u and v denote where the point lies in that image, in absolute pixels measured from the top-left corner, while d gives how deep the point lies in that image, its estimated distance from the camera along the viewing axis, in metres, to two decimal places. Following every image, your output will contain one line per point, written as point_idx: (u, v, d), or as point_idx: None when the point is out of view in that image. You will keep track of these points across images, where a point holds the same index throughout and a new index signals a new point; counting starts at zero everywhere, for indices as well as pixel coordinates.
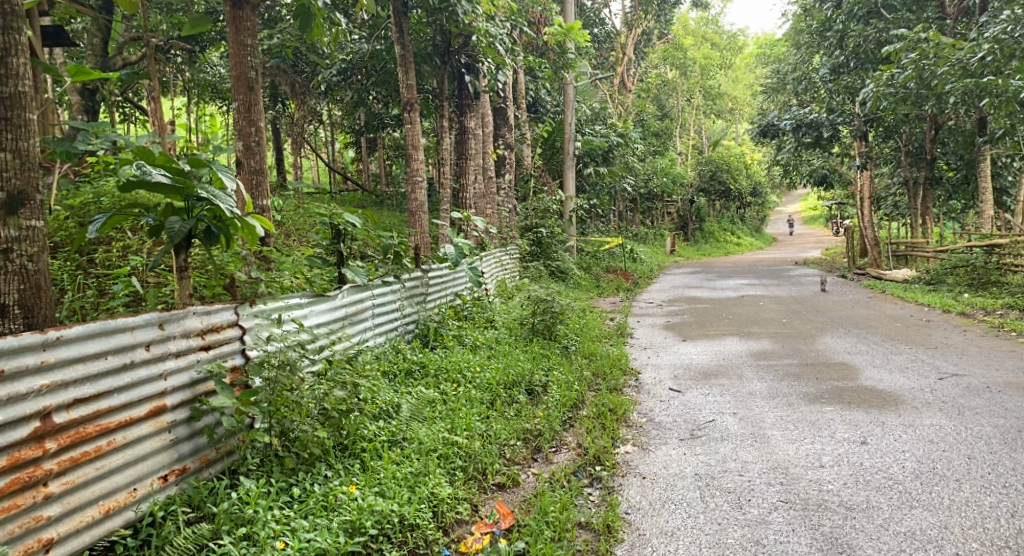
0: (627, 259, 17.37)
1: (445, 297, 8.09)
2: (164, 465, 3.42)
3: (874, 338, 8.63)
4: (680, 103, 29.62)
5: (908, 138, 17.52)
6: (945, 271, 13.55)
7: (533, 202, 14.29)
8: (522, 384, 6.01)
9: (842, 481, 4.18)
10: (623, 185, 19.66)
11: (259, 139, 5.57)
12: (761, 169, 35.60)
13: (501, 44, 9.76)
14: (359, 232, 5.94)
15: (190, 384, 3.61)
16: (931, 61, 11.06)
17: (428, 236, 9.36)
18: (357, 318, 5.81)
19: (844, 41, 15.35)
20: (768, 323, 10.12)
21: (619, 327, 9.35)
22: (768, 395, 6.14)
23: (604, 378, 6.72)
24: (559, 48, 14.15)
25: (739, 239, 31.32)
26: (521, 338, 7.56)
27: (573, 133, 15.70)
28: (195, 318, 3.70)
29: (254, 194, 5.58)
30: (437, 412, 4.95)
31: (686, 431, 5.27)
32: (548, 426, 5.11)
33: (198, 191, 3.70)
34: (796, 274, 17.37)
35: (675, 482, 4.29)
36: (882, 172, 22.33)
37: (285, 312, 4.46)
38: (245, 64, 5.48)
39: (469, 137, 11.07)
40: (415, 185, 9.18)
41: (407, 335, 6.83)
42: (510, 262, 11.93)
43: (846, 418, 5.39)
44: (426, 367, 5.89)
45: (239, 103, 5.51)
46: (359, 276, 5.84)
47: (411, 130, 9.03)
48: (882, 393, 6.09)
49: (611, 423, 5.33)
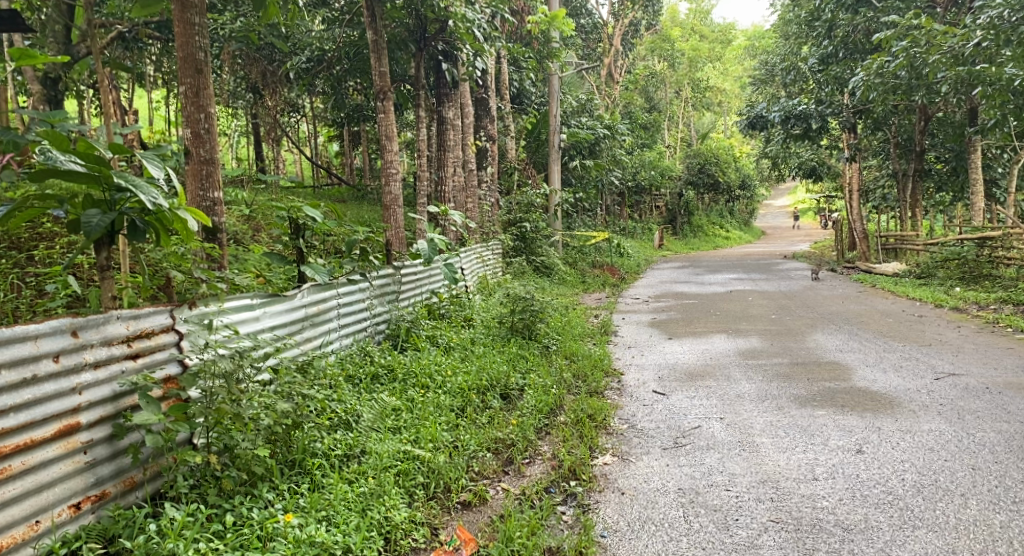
0: (614, 254, 17.02)
1: (419, 295, 7.69)
2: (76, 492, 3.10)
3: (866, 335, 8.29)
4: (669, 95, 29.28)
5: (897, 130, 17.25)
6: (936, 264, 13.13)
7: (517, 195, 13.92)
8: (496, 388, 5.65)
9: (838, 497, 3.83)
10: (610, 178, 19.33)
11: (210, 127, 5.20)
12: (750, 162, 35.36)
13: (480, 30, 9.26)
14: (320, 226, 5.57)
15: (111, 397, 3.28)
16: (922, 48, 10.77)
17: (403, 230, 8.93)
18: (319, 319, 5.43)
19: (832, 31, 15.10)
20: (757, 319, 9.80)
21: (603, 325, 9.00)
22: (757, 398, 5.79)
23: (585, 380, 6.36)
24: (542, 37, 13.76)
25: (728, 233, 31.02)
26: (499, 337, 7.18)
27: (559, 125, 15.34)
28: (119, 323, 3.38)
29: (204, 185, 5.18)
30: (401, 421, 4.59)
31: (669, 438, 4.92)
32: (521, 435, 4.76)
33: (114, 179, 3.33)
34: (785, 269, 17.10)
35: (657, 499, 3.94)
36: (871, 164, 22.10)
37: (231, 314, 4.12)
38: (192, 45, 5.12)
39: (449, 127, 10.69)
40: (390, 177, 8.74)
41: (377, 335, 6.44)
42: (492, 258, 11.56)
43: (841, 423, 5.04)
44: (393, 372, 5.52)
45: (186, 87, 5.14)
46: (320, 273, 5.48)
47: (385, 121, 8.67)
48: (877, 395, 5.76)
49: (588, 430, 4.99)
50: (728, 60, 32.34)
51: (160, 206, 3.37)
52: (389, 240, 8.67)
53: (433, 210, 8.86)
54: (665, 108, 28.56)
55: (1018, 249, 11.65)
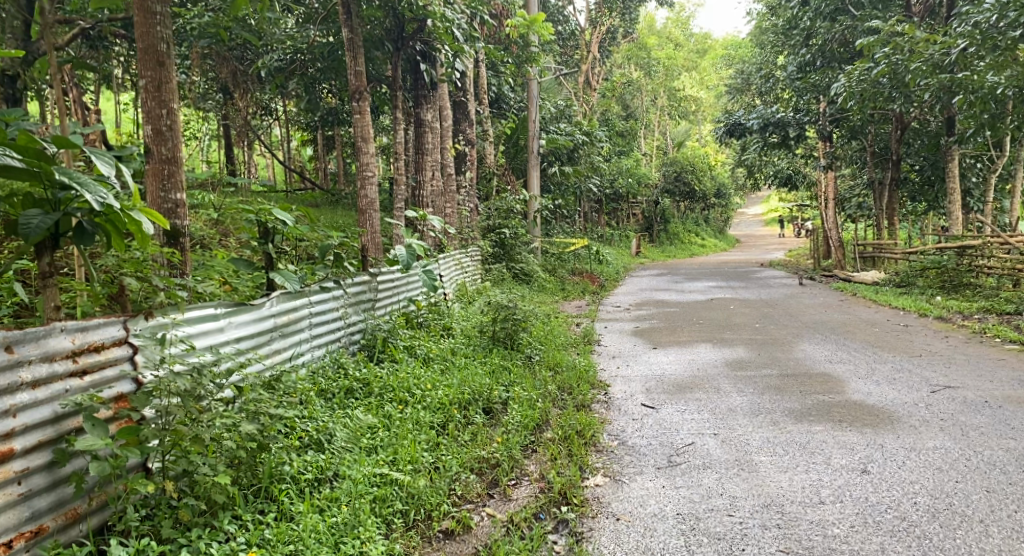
0: (593, 261, 16.77)
1: (397, 303, 7.35)
2: (10, 527, 2.78)
3: (854, 345, 8.09)
4: (645, 103, 29.18)
5: (874, 138, 17.22)
6: (916, 273, 13.05)
7: (496, 200, 13.63)
8: (479, 403, 5.34)
9: (850, 525, 3.63)
10: (588, 185, 19.10)
11: (172, 123, 4.86)
12: (726, 171, 35.41)
13: (458, 30, 8.97)
14: (291, 230, 5.25)
15: (52, 420, 2.96)
16: (903, 56, 10.69)
17: (380, 236, 8.57)
18: (290, 329, 5.11)
19: (810, 39, 15.02)
20: (742, 328, 9.58)
21: (586, 334, 8.72)
22: (750, 412, 5.54)
23: (570, 393, 6.06)
24: (520, 41, 13.55)
25: (703, 241, 30.96)
26: (480, 347, 6.87)
27: (537, 131, 15.09)
28: (63, 336, 3.06)
29: (166, 186, 4.83)
30: (378, 441, 4.29)
31: (663, 456, 4.65)
32: (507, 454, 4.47)
33: (56, 177, 3.00)
34: (764, 277, 16.96)
35: (655, 525, 3.70)
36: (846, 173, 22.15)
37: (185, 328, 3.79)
38: (154, 35, 4.78)
39: (426, 130, 10.39)
40: (365, 181, 8.39)
41: (351, 346, 6.12)
42: (470, 264, 11.24)
43: (841, 440, 4.80)
44: (369, 386, 5.20)
45: (147, 81, 4.80)
46: (290, 281, 5.15)
47: (360, 122, 8.34)
48: (874, 409, 5.53)
49: (577, 448, 4.70)
50: (704, 69, 32.38)
51: (108, 207, 3.02)
52: (365, 245, 8.33)
53: (410, 214, 8.53)
54: (642, 116, 28.46)
55: (999, 258, 11.58)
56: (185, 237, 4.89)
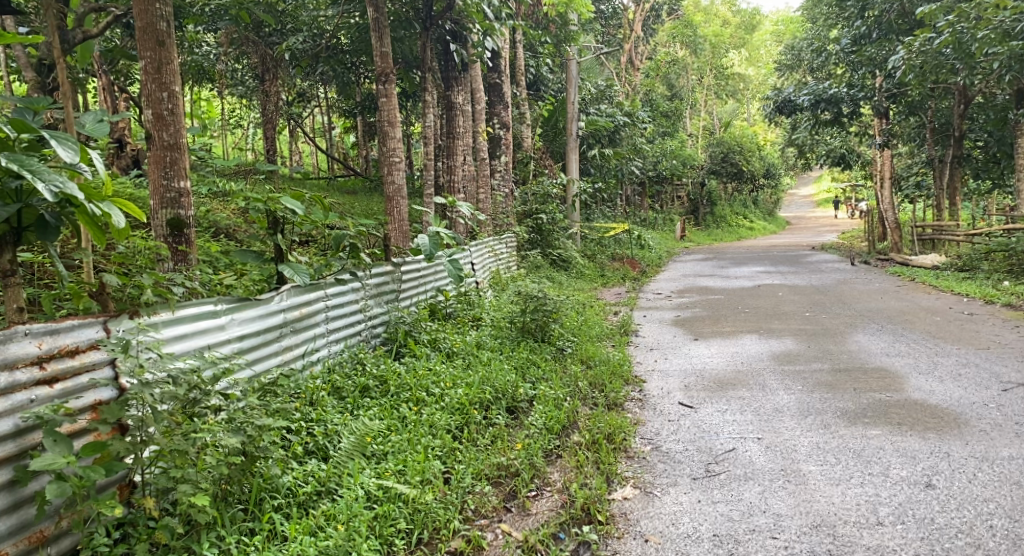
0: (635, 246, 16.26)
1: (423, 294, 7.03)
2: None
3: (914, 336, 7.51)
4: (691, 81, 28.34)
5: (935, 114, 16.30)
6: (980, 257, 12.27)
7: (533, 185, 13.26)
8: (502, 402, 5.00)
9: (913, 553, 3.22)
10: (631, 167, 18.54)
11: (174, 107, 4.57)
12: (775, 150, 34.33)
13: (489, 7, 8.56)
14: (301, 219, 4.95)
15: (12, 434, 2.70)
16: (969, 23, 9.96)
17: (407, 224, 8.25)
18: (303, 325, 4.83)
19: (865, 10, 14.23)
20: (790, 317, 9.05)
21: (623, 325, 8.31)
22: (798, 414, 5.07)
23: (602, 390, 5.68)
24: (559, 19, 13.09)
25: (752, 223, 30.06)
26: (508, 339, 6.51)
27: (576, 112, 14.60)
28: (27, 341, 2.79)
29: (168, 174, 4.54)
30: (388, 447, 4.00)
31: (699, 465, 4.26)
32: (527, 462, 4.14)
33: (4, 164, 2.75)
34: (815, 261, 16.23)
35: (688, 549, 3.36)
36: (903, 151, 21.16)
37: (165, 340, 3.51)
38: (152, 13, 4.47)
39: (457, 113, 10.03)
40: (392, 167, 8.05)
41: (372, 340, 5.82)
42: (504, 252, 10.89)
43: (900, 446, 4.32)
44: (386, 383, 4.88)
45: (146, 62, 4.51)
46: (300, 274, 4.82)
47: (388, 105, 7.97)
48: (938, 410, 5.01)
49: (604, 455, 4.33)
50: (752, 46, 31.34)
51: (60, 194, 2.79)
52: (390, 233, 8.00)
53: (439, 201, 8.17)
54: (688, 96, 27.64)
55: None
56: (188, 227, 4.61)
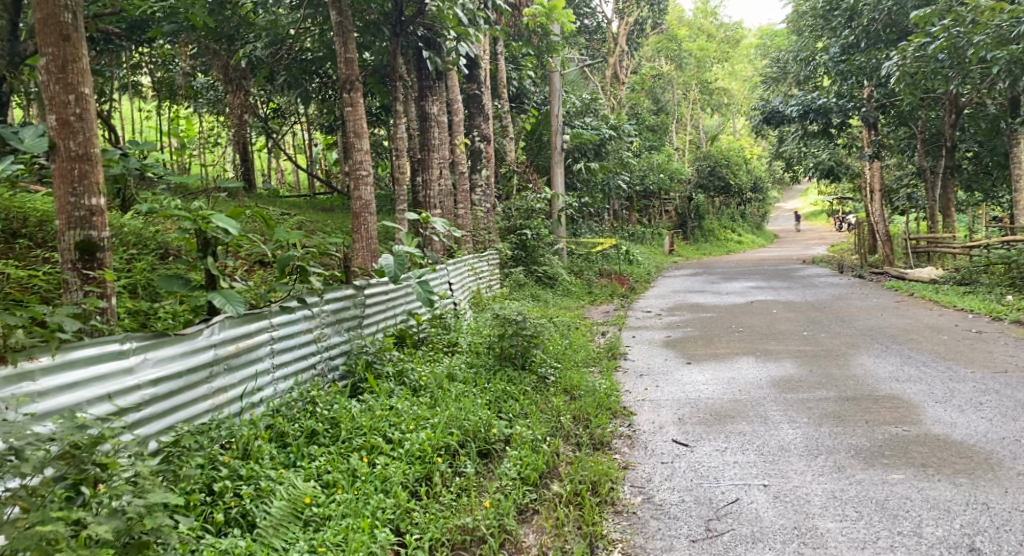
0: (622, 262, 15.66)
1: (390, 318, 6.37)
2: None
3: (922, 357, 6.94)
4: (676, 97, 27.68)
5: (924, 124, 15.58)
6: (979, 270, 11.73)
7: (515, 200, 12.66)
8: (472, 447, 4.33)
9: None
10: (617, 181, 17.95)
11: (82, 112, 3.92)
12: (763, 163, 33.86)
13: (462, 10, 7.96)
14: (238, 240, 4.30)
15: None
16: (966, 28, 9.44)
17: (375, 242, 7.61)
18: (241, 361, 4.14)
19: (853, 19, 13.80)
20: (788, 336, 8.46)
21: (610, 347, 7.69)
22: (808, 453, 4.45)
23: (587, 425, 5.06)
24: (539, 29, 12.49)
25: (740, 237, 29.59)
26: (484, 369, 5.85)
27: (562, 125, 13.97)
28: None
29: (76, 189, 3.90)
30: (331, 510, 3.37)
31: (698, 521, 3.66)
32: (495, 524, 3.54)
33: None
34: (808, 275, 15.68)
35: None
36: (892, 163, 20.67)
37: (34, 398, 2.91)
38: (54, 2, 3.84)
39: (431, 124, 9.44)
40: (360, 182, 7.38)
41: (330, 373, 5.13)
42: (485, 269, 10.28)
43: (929, 495, 3.74)
44: (338, 427, 4.21)
45: (48, 59, 3.87)
46: (233, 303, 4.15)
47: (354, 115, 7.32)
48: (965, 448, 4.41)
49: (586, 511, 3.73)
50: (736, 59, 30.87)
51: None
52: (357, 253, 7.32)
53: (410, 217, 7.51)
54: (674, 110, 27.15)
55: None
56: (103, 250, 3.97)
